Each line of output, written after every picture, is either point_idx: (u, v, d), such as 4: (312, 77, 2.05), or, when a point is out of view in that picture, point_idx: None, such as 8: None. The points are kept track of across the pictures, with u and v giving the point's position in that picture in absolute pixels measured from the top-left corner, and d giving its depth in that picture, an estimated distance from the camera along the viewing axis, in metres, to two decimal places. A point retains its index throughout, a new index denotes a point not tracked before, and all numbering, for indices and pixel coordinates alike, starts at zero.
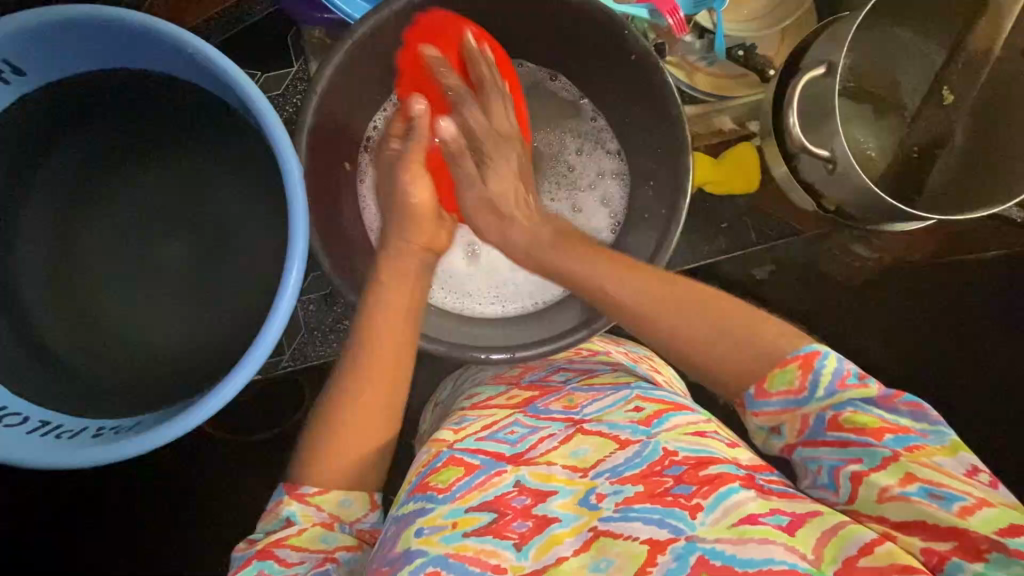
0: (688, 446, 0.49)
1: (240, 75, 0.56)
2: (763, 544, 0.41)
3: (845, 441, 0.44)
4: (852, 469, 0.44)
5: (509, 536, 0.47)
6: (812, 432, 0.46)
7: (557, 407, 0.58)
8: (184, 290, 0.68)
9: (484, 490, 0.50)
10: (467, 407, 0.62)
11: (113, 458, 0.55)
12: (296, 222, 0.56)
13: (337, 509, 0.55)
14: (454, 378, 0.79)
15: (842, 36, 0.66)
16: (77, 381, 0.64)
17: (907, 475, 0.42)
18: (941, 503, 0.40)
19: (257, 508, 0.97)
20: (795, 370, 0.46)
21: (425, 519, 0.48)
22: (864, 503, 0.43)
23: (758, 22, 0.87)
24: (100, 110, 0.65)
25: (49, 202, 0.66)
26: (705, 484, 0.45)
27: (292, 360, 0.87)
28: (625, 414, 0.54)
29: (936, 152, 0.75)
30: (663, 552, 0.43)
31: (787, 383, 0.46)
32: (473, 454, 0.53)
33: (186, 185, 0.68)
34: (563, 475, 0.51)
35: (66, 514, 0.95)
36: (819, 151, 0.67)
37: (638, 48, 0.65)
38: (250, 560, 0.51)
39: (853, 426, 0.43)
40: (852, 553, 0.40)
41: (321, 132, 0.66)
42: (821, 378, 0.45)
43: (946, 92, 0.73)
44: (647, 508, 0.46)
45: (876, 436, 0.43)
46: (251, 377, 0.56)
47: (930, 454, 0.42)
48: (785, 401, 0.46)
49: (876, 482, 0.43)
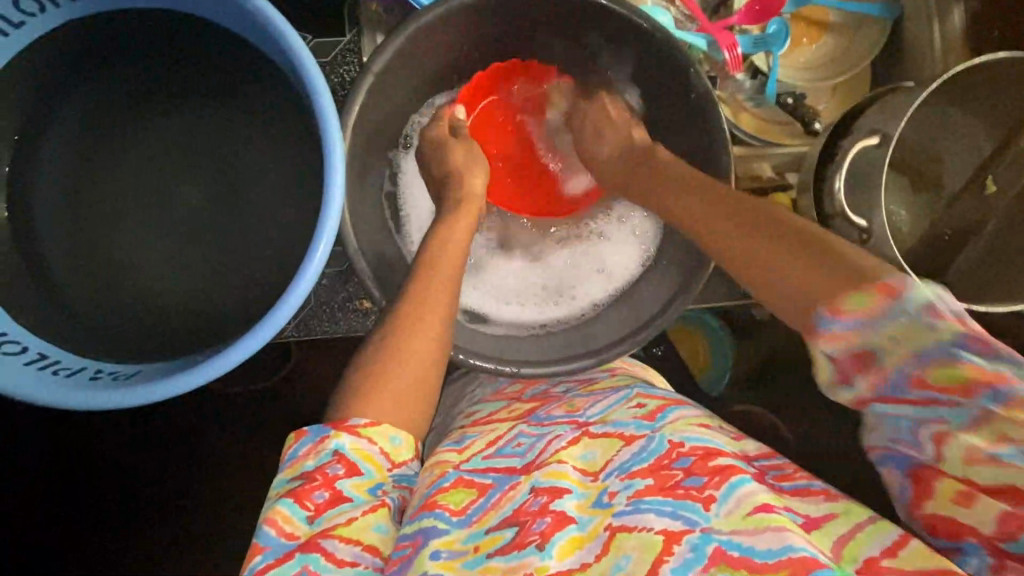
0: (694, 435, 0.53)
1: (298, 44, 0.55)
2: (779, 532, 0.44)
3: (929, 398, 0.48)
4: (938, 429, 0.48)
5: (532, 539, 0.49)
6: (889, 388, 0.50)
7: (560, 414, 0.62)
8: (208, 251, 0.66)
9: (502, 507, 0.52)
10: (467, 424, 0.64)
11: (108, 405, 0.54)
12: (330, 200, 0.56)
13: (390, 447, 0.54)
14: (451, 398, 0.78)
15: (902, 107, 0.66)
16: (78, 320, 0.63)
17: (999, 437, 0.45)
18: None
19: (247, 467, 0.98)
20: (872, 298, 0.50)
21: (442, 542, 0.50)
22: (951, 465, 0.48)
23: (813, 74, 0.88)
24: (142, 49, 0.64)
25: (76, 134, 0.64)
26: (715, 475, 0.49)
27: (295, 330, 0.85)
28: (628, 411, 0.58)
29: (969, 237, 0.77)
30: (678, 543, 0.46)
31: (863, 306, 0.50)
32: (483, 475, 0.56)
33: (217, 139, 0.66)
34: (574, 475, 0.54)
35: (43, 475, 0.94)
36: (857, 220, 0.69)
37: (698, 86, 0.65)
38: (292, 553, 0.48)
39: (942, 384, 0.47)
40: (873, 553, 0.46)
41: (368, 111, 0.65)
42: (905, 306, 0.49)
43: (989, 181, 0.77)
44: (659, 500, 0.49)
45: (965, 394, 0.46)
46: (258, 349, 0.55)
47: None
48: (858, 323, 0.50)
49: (964, 441, 0.47)
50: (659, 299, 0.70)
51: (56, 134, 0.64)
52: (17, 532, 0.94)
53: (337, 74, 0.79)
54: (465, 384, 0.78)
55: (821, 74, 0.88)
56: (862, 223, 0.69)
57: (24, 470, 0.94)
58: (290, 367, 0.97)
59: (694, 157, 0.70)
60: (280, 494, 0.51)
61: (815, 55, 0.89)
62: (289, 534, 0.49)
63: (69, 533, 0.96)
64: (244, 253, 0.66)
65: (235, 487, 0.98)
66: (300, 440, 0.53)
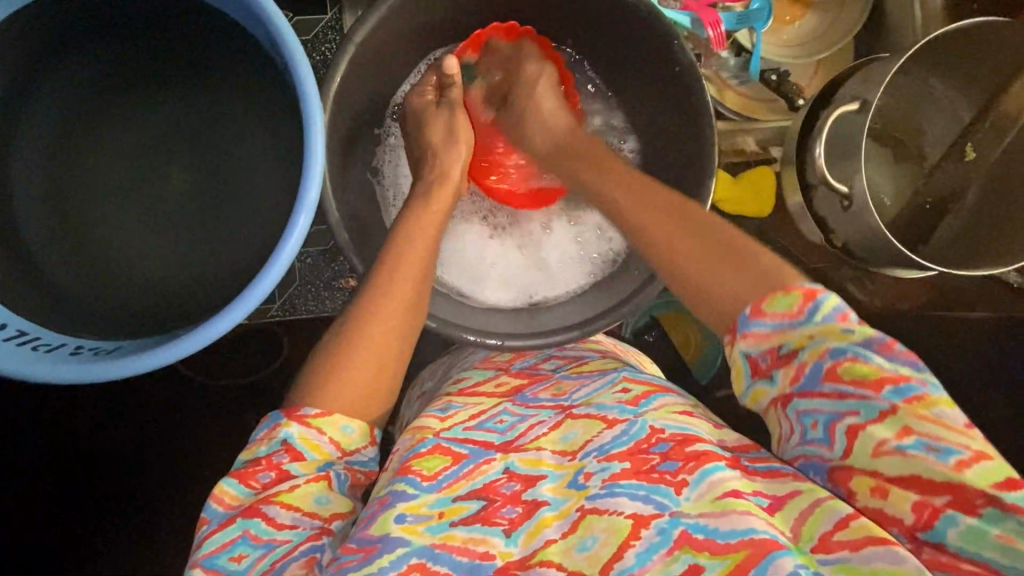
0: (675, 423, 0.52)
1: (275, 13, 0.55)
2: (743, 516, 0.43)
3: (842, 394, 0.44)
4: (848, 422, 0.44)
5: (498, 522, 0.49)
6: (806, 382, 0.45)
7: (546, 396, 0.60)
8: (189, 228, 0.66)
9: (473, 478, 0.51)
10: (454, 393, 0.62)
11: (87, 379, 0.54)
12: (310, 171, 0.55)
13: (340, 436, 0.52)
14: (441, 366, 0.78)
15: (881, 76, 0.66)
16: (58, 298, 0.62)
17: (904, 428, 0.42)
18: (937, 455, 0.41)
19: (233, 454, 0.97)
20: (797, 298, 0.46)
21: (407, 506, 0.48)
22: (859, 458, 0.43)
23: (796, 50, 0.88)
24: (119, 24, 0.63)
25: (52, 111, 0.63)
26: (691, 461, 0.48)
27: (281, 310, 0.87)
28: (613, 395, 0.56)
29: (947, 206, 0.78)
30: (646, 527, 0.45)
31: (787, 307, 0.46)
32: (460, 444, 0.54)
33: (196, 115, 0.65)
34: (551, 460, 0.52)
35: (34, 470, 0.94)
36: (837, 186, 0.69)
37: (681, 59, 0.65)
38: (233, 518, 0.48)
39: (853, 379, 0.43)
40: (827, 529, 0.43)
41: (350, 85, 0.65)
42: (821, 308, 0.45)
43: (969, 148, 0.77)
44: (632, 484, 0.48)
45: (875, 389, 0.43)
46: (240, 321, 0.55)
47: (932, 406, 0.42)
48: (781, 323, 0.46)
49: (873, 435, 0.43)
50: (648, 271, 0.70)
51: (31, 112, 0.63)
52: (18, 528, 0.94)
53: (318, 52, 0.79)
54: (455, 356, 0.77)
55: (804, 51, 0.88)
56: (844, 189, 0.69)
57: (14, 465, 0.93)
58: (275, 364, 0.95)
59: (678, 128, 0.70)
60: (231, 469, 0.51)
61: (796, 33, 0.89)
62: (233, 506, 0.49)
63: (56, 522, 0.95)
64: (224, 229, 0.66)
65: (221, 475, 0.97)
66: (261, 424, 0.52)
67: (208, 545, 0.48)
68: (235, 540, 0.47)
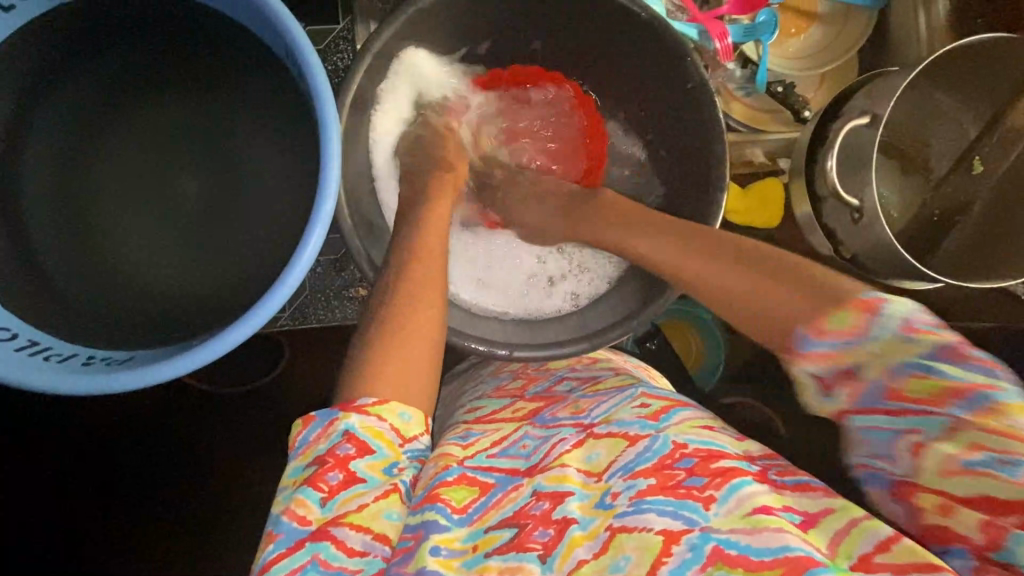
0: (697, 438, 0.52)
1: (294, 25, 0.55)
2: (778, 533, 0.44)
3: (906, 411, 0.46)
4: (914, 439, 0.46)
5: (532, 547, 0.47)
6: (866, 400, 0.48)
7: (565, 414, 0.59)
8: (203, 238, 0.66)
9: (502, 507, 0.51)
10: (471, 421, 0.62)
11: (101, 390, 0.53)
12: (326, 180, 0.55)
13: (399, 423, 0.51)
14: (452, 390, 0.78)
15: (890, 89, 0.67)
16: (68, 308, 0.62)
17: (974, 445, 0.43)
18: (1006, 469, 0.42)
19: (240, 461, 0.97)
20: (853, 314, 0.48)
21: (442, 538, 0.48)
22: (927, 477, 0.45)
23: (803, 62, 0.89)
24: (133, 34, 0.63)
25: (66, 119, 0.63)
26: (716, 476, 0.48)
27: (291, 319, 0.86)
28: (632, 410, 0.55)
29: (957, 217, 0.79)
30: (677, 543, 0.45)
31: (843, 324, 0.48)
32: (486, 473, 0.54)
33: (211, 124, 0.65)
34: (577, 478, 0.52)
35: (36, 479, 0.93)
36: (849, 199, 0.69)
37: (696, 78, 0.66)
38: (304, 542, 0.46)
39: (919, 396, 0.45)
40: (868, 550, 0.43)
41: (365, 96, 0.65)
42: (880, 322, 0.47)
43: (975, 161, 0.78)
44: (659, 499, 0.47)
45: (940, 404, 0.44)
46: (255, 331, 0.55)
47: (1005, 416, 0.43)
48: (840, 342, 0.48)
49: (940, 451, 0.44)
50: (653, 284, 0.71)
51: (46, 121, 0.63)
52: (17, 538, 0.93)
53: (330, 61, 0.79)
54: (466, 382, 0.76)
55: (810, 63, 0.89)
56: (855, 202, 0.70)
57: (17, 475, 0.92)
58: (280, 367, 0.95)
59: (689, 141, 0.71)
60: (295, 483, 0.49)
61: (804, 46, 0.89)
62: (302, 518, 0.47)
63: (57, 528, 0.93)
64: (236, 238, 0.66)
65: (229, 481, 0.97)
66: (310, 425, 0.51)
67: (275, 573, 0.45)
68: (306, 565, 0.45)
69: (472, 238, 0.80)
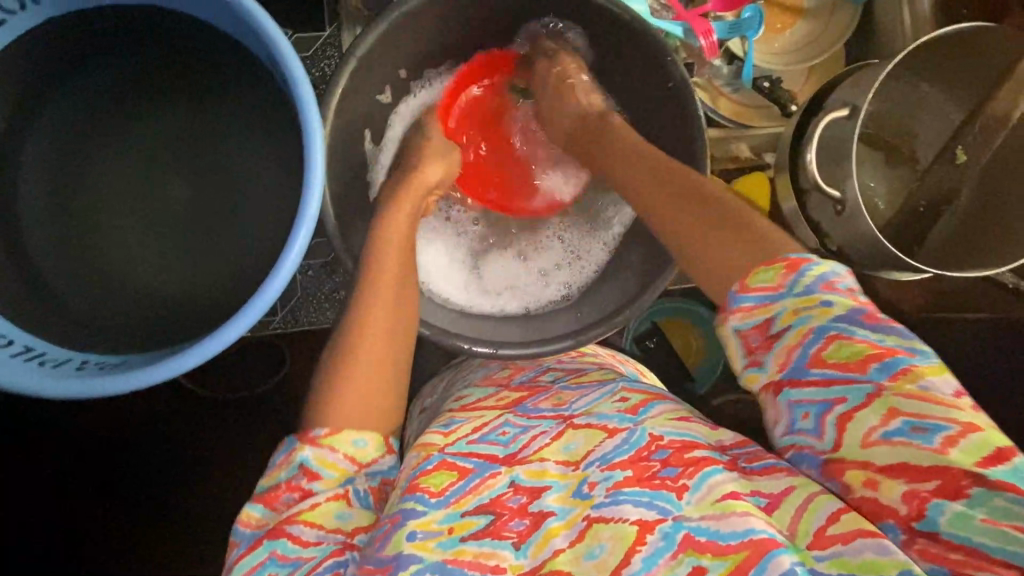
0: (673, 429, 0.52)
1: (276, 31, 0.56)
2: (745, 517, 0.44)
3: (830, 380, 0.45)
4: (837, 411, 0.45)
5: (507, 536, 0.49)
6: (795, 369, 0.46)
7: (547, 406, 0.59)
8: (192, 243, 0.67)
9: (479, 493, 0.51)
10: (456, 409, 0.62)
11: (90, 393, 0.54)
12: (311, 182, 0.56)
13: (353, 450, 0.53)
14: (442, 381, 0.78)
15: (870, 81, 0.67)
16: (61, 314, 0.63)
17: (890, 411, 0.43)
18: (924, 436, 0.41)
19: (239, 464, 0.98)
20: (779, 272, 0.48)
21: (418, 522, 0.48)
22: (850, 449, 0.44)
23: (788, 57, 0.89)
24: (122, 47, 0.65)
25: (59, 131, 0.65)
26: (690, 465, 0.48)
27: (283, 322, 0.89)
28: (613, 404, 0.56)
29: (942, 207, 0.78)
30: (652, 532, 0.46)
31: (768, 281, 0.48)
32: (466, 458, 0.53)
33: (199, 132, 0.67)
34: (555, 470, 0.52)
35: (39, 485, 0.94)
36: (830, 191, 0.69)
37: (677, 76, 0.67)
38: (260, 540, 0.49)
39: (838, 360, 0.45)
40: (821, 525, 0.44)
41: (349, 100, 0.66)
42: (803, 279, 0.47)
43: (959, 151, 0.77)
44: (636, 491, 0.48)
45: (860, 369, 0.44)
46: (242, 333, 0.55)
47: (917, 378, 0.43)
48: (764, 297, 0.48)
49: (862, 421, 0.44)
50: (639, 281, 0.73)
51: (39, 130, 0.64)
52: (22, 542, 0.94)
53: (318, 67, 0.80)
54: (454, 373, 0.78)
55: (796, 58, 0.89)
56: (837, 193, 0.70)
57: (20, 480, 0.94)
58: (279, 375, 0.96)
59: (672, 136, 0.72)
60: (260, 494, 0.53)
61: (789, 40, 0.90)
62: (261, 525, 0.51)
63: (57, 524, 0.95)
64: (225, 243, 0.67)
65: (228, 485, 0.98)
66: (280, 449, 0.54)
67: (239, 569, 0.48)
68: (263, 562, 0.48)
69: (459, 229, 0.82)
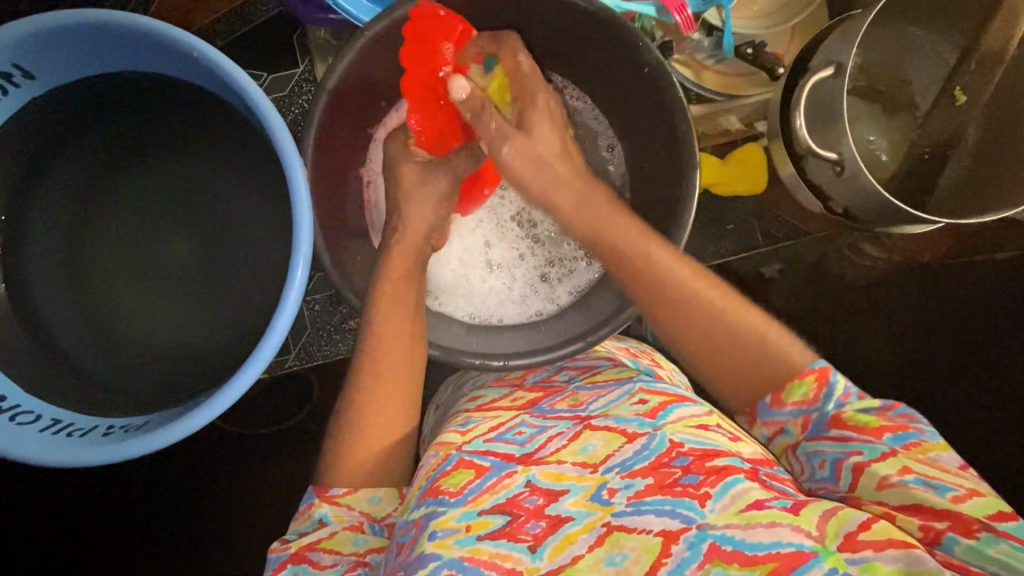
0: (692, 436, 0.51)
1: (245, 78, 0.56)
2: (771, 528, 0.43)
3: (847, 437, 0.49)
4: (854, 460, 0.48)
5: (524, 538, 0.48)
6: (814, 429, 0.51)
7: (563, 407, 0.59)
8: (196, 296, 0.69)
9: (496, 493, 0.50)
10: (471, 409, 0.61)
11: (119, 458, 0.56)
12: (301, 225, 0.56)
13: (369, 507, 0.57)
14: (450, 388, 0.78)
15: (853, 33, 0.65)
16: (84, 380, 0.65)
17: (904, 466, 0.46)
18: (935, 490, 0.45)
19: (275, 500, 1.00)
20: (810, 384, 0.52)
21: (438, 521, 0.48)
22: (864, 491, 0.47)
23: (768, 19, 0.84)
24: (101, 115, 0.66)
25: (56, 207, 0.66)
26: (711, 474, 0.47)
27: (298, 359, 0.93)
28: (631, 407, 0.55)
29: (948, 151, 0.76)
30: (676, 542, 0.45)
31: (802, 395, 0.52)
32: (482, 457, 0.52)
33: (188, 185, 0.68)
34: (573, 472, 0.51)
35: (95, 538, 0.99)
36: (826, 154, 0.67)
37: (651, 61, 0.64)
38: (284, 564, 0.53)
39: (856, 425, 0.49)
40: (852, 529, 0.43)
41: (331, 136, 0.66)
42: (833, 392, 0.51)
43: (958, 92, 0.75)
44: (657, 499, 0.47)
45: (876, 435, 0.48)
46: (254, 381, 0.56)
47: (927, 451, 0.47)
48: (797, 411, 0.52)
49: (876, 472, 0.47)
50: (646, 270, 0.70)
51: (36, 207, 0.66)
52: None
53: (296, 104, 0.82)
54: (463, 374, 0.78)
55: (777, 18, 0.84)
56: (834, 155, 0.68)
57: (77, 536, 0.98)
58: (308, 407, 0.97)
59: (650, 122, 0.70)
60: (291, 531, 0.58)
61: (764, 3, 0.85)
62: (284, 545, 0.55)
63: (83, 556, 0.99)
64: (229, 291, 0.68)
65: (266, 523, 1.00)
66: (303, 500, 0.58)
67: None
68: None
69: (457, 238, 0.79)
